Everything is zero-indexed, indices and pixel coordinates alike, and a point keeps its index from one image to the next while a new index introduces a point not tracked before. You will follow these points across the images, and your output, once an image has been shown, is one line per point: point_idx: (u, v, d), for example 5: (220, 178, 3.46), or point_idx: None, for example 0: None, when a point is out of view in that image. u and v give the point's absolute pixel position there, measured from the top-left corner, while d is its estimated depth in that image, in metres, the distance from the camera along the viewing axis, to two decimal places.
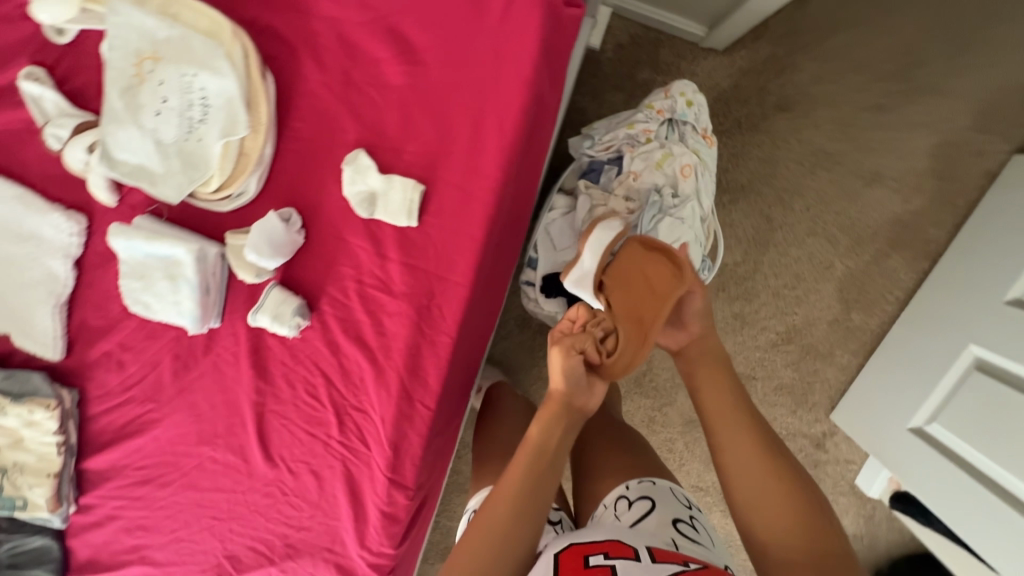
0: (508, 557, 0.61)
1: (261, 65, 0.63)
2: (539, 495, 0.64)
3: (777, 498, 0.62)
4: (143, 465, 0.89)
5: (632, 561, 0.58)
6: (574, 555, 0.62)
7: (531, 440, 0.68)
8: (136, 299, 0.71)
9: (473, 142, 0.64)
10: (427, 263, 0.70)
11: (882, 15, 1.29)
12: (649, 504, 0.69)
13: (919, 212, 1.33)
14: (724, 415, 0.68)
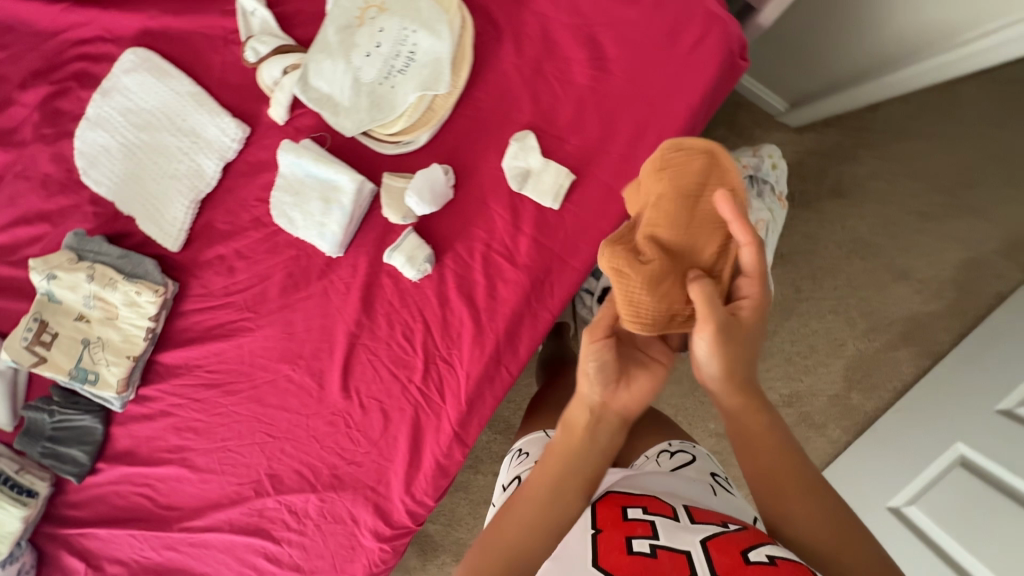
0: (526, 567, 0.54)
1: (472, 37, 0.72)
2: (560, 512, 0.55)
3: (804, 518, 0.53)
4: (215, 370, 0.92)
5: (670, 518, 0.56)
6: (612, 504, 0.60)
7: (559, 446, 0.57)
8: (283, 212, 0.77)
9: (631, 149, 0.73)
10: (554, 244, 0.78)
11: (940, 136, 1.44)
12: (689, 457, 0.75)
13: (934, 314, 1.44)
14: (749, 440, 0.56)
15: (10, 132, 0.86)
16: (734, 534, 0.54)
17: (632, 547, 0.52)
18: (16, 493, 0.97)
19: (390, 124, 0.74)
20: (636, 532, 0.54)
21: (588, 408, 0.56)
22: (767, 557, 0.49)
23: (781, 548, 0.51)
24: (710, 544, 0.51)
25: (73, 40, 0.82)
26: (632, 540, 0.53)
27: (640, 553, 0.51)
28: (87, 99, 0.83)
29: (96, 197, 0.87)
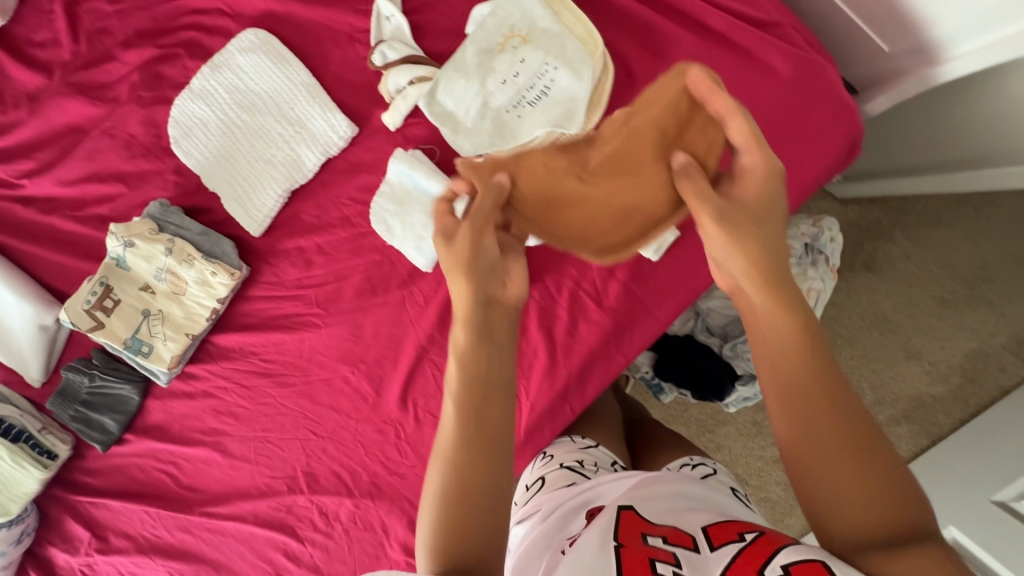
0: (452, 513, 0.46)
1: (610, 84, 0.70)
2: (484, 479, 0.47)
3: (861, 500, 0.43)
4: (270, 360, 0.90)
5: (693, 552, 0.47)
6: (629, 527, 0.52)
7: (460, 397, 0.49)
8: (383, 218, 0.77)
9: None
10: (643, 293, 0.79)
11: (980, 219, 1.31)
12: (710, 471, 0.73)
13: (938, 398, 1.30)
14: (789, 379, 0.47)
15: (104, 87, 0.84)
16: (750, 548, 0.46)
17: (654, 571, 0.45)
18: (37, 453, 0.93)
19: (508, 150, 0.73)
20: (659, 556, 0.47)
21: (473, 315, 0.50)
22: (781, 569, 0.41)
23: (804, 550, 0.43)
24: None
25: (189, 9, 0.81)
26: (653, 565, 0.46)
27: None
28: (193, 69, 0.81)
29: (181, 167, 0.84)
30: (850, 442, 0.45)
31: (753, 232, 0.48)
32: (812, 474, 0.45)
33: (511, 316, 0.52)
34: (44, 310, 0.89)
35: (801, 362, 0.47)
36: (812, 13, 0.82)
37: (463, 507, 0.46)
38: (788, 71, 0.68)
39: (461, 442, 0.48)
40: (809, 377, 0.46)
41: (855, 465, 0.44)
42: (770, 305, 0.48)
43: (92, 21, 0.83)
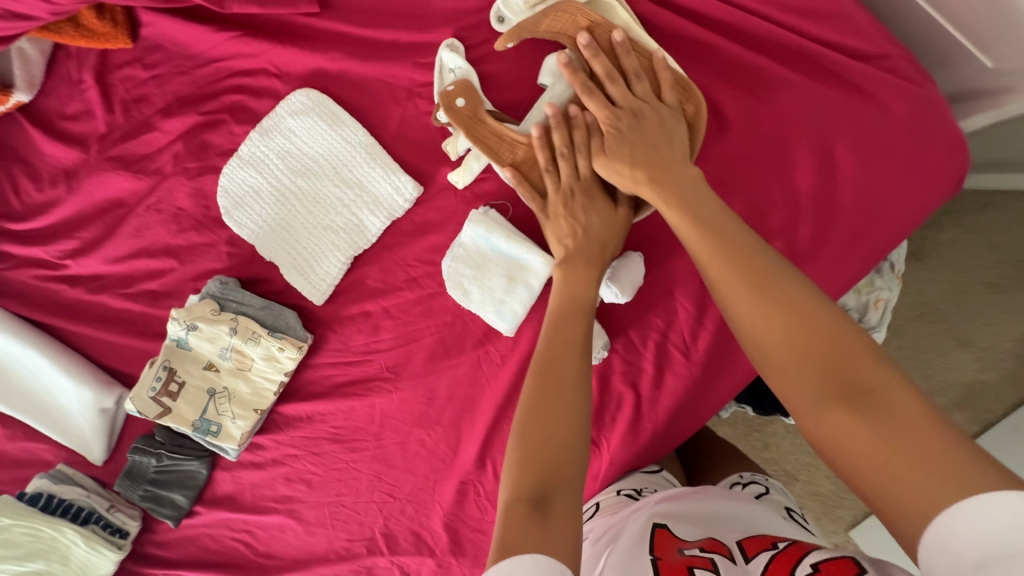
0: (557, 453, 0.53)
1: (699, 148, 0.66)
2: (567, 413, 0.54)
3: (816, 373, 0.46)
4: (340, 425, 0.87)
5: (727, 558, 0.57)
6: (669, 543, 0.62)
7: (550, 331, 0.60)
8: (459, 283, 0.73)
9: (839, 259, 0.69)
10: (733, 341, 0.76)
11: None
12: (762, 488, 0.77)
13: (990, 384, 1.14)
14: (742, 294, 0.50)
15: (145, 159, 0.80)
16: (782, 554, 0.55)
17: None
18: (110, 533, 0.91)
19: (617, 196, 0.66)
20: (697, 563, 0.56)
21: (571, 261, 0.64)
22: (812, 564, 0.51)
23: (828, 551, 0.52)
24: None
25: (231, 70, 0.76)
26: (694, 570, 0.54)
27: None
28: (242, 135, 0.76)
29: (234, 237, 0.80)
30: (790, 314, 0.48)
31: (648, 144, 0.60)
32: (776, 364, 0.49)
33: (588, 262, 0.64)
34: (103, 393, 0.85)
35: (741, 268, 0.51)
36: (898, 23, 0.76)
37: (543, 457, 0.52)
38: (899, 109, 0.65)
39: (545, 392, 0.56)
40: (748, 282, 0.50)
41: (817, 350, 0.46)
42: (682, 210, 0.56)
43: (127, 89, 0.80)
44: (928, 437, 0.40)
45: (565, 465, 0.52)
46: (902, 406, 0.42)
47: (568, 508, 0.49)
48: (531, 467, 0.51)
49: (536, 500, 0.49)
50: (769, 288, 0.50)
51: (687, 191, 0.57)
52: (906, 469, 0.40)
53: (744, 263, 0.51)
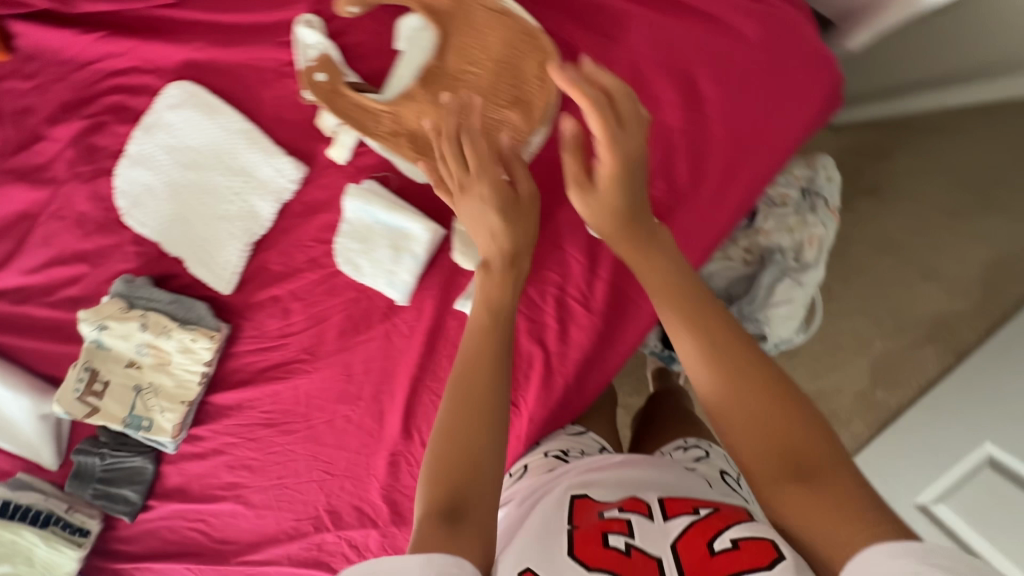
0: (474, 460, 0.53)
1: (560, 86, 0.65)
2: (485, 427, 0.54)
3: (766, 436, 0.51)
4: (269, 410, 0.90)
5: (645, 517, 0.56)
6: (588, 509, 0.61)
7: (471, 343, 0.59)
8: (349, 259, 0.73)
9: (718, 193, 0.69)
10: (630, 287, 0.76)
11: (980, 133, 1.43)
12: (703, 452, 0.81)
13: (964, 312, 1.42)
14: (710, 355, 0.54)
15: (41, 169, 0.82)
16: (702, 521, 0.54)
17: (607, 542, 0.53)
18: (70, 533, 0.95)
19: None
20: (612, 528, 0.55)
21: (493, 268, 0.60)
22: (731, 540, 0.50)
23: (749, 528, 0.52)
24: (679, 547, 0.52)
25: (106, 71, 0.77)
26: (606, 536, 0.54)
27: (614, 549, 0.52)
28: (126, 135, 0.77)
29: (138, 237, 0.82)
30: (747, 384, 0.52)
31: (636, 185, 0.56)
32: (744, 438, 0.52)
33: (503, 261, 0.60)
34: (40, 400, 0.88)
35: (724, 350, 0.53)
36: None
37: (461, 471, 0.52)
38: (753, 32, 0.64)
39: (460, 399, 0.56)
40: (736, 372, 0.53)
41: (781, 426, 0.50)
42: (651, 271, 0.58)
43: (12, 101, 0.81)
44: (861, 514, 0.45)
45: (478, 473, 0.52)
46: (842, 480, 0.47)
47: (481, 516, 0.51)
48: (444, 477, 0.52)
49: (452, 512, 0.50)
50: (749, 375, 0.53)
51: (668, 254, 0.58)
52: (838, 524, 0.45)
53: (701, 327, 0.55)
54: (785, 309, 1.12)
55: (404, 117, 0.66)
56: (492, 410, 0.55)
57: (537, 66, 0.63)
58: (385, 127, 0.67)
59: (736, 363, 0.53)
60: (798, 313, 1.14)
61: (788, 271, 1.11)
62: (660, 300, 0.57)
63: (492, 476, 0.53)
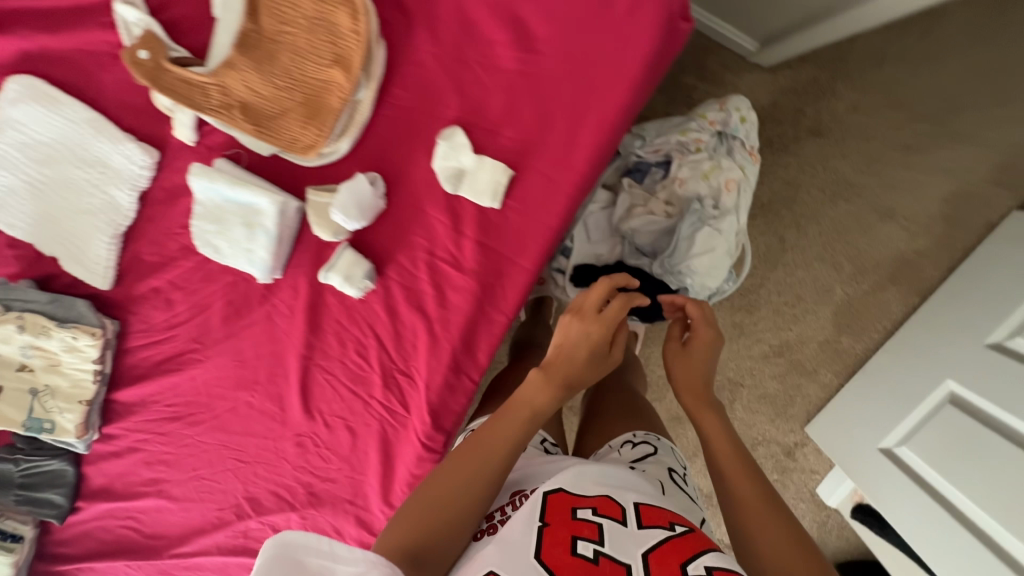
0: (450, 505, 0.58)
1: (377, 34, 0.64)
2: (470, 477, 0.60)
3: (785, 553, 0.59)
4: (173, 403, 0.89)
5: (618, 523, 0.56)
6: (563, 503, 0.58)
7: (500, 415, 0.67)
8: (207, 241, 0.72)
9: (570, 135, 0.66)
10: (500, 245, 0.72)
11: (925, 62, 1.40)
12: (651, 448, 0.84)
13: (921, 252, 1.46)
14: (737, 469, 0.68)
15: None
16: (676, 539, 0.54)
17: (576, 550, 0.52)
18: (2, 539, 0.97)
19: (320, 122, 0.65)
20: (583, 533, 0.54)
21: (553, 377, 0.68)
22: (706, 568, 0.50)
23: (723, 559, 0.52)
24: (650, 558, 0.52)
25: None
26: (575, 542, 0.53)
27: (582, 557, 0.52)
28: None
29: (13, 240, 0.81)
30: (769, 508, 0.64)
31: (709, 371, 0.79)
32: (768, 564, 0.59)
33: (571, 359, 0.70)
34: None
35: (755, 484, 0.66)
36: None
37: (435, 516, 0.57)
38: None
39: (463, 462, 0.62)
40: (764, 506, 0.64)
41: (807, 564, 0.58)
42: (711, 420, 0.75)
43: None
44: None
45: (455, 515, 0.57)
46: None
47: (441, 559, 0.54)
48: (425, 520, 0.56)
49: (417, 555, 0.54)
50: (771, 509, 0.64)
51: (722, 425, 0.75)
52: None
53: (741, 454, 0.70)
54: (708, 259, 1.07)
55: (229, 87, 0.64)
56: (490, 480, 0.61)
57: (348, 18, 0.62)
58: (215, 101, 0.65)
59: (763, 492, 0.66)
60: (723, 262, 1.09)
61: (706, 217, 1.07)
62: (710, 434, 0.73)
63: (464, 528, 0.57)
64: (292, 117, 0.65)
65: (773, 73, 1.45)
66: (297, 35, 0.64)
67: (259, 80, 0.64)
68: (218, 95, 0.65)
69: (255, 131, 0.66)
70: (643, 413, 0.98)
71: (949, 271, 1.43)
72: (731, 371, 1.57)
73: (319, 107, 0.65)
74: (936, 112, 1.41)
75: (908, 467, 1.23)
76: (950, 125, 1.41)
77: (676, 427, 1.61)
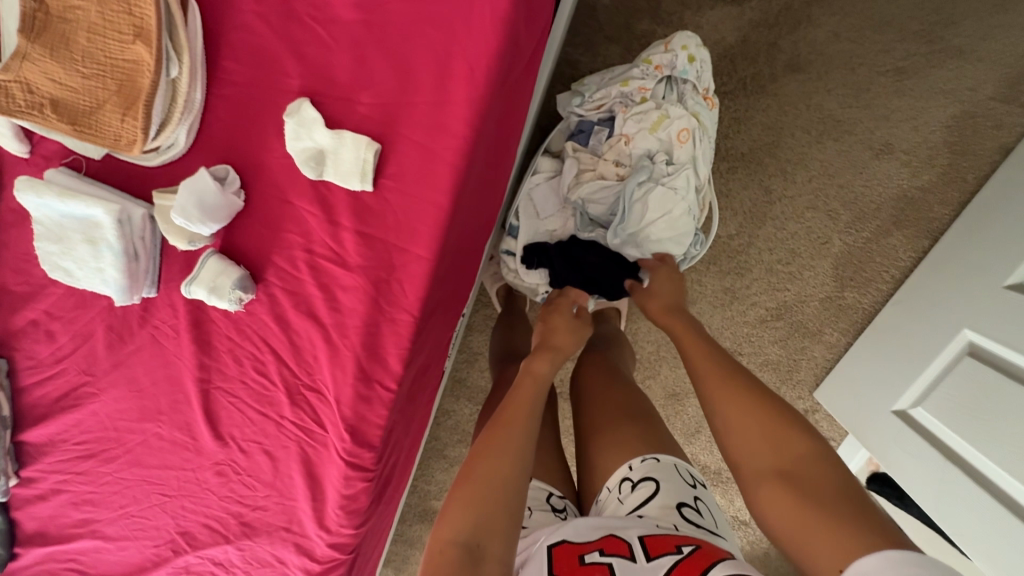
0: (493, 503, 0.58)
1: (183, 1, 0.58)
2: (499, 488, 0.60)
3: (749, 416, 0.64)
4: (83, 441, 0.82)
5: (626, 560, 0.56)
6: (568, 552, 0.59)
7: (513, 401, 0.72)
8: (55, 264, 0.63)
9: (438, 94, 0.58)
10: (384, 231, 0.63)
11: None
12: (652, 487, 0.68)
13: (927, 188, 1.29)
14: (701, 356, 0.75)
15: None
16: (686, 561, 0.55)
17: None
18: None
19: (139, 106, 0.57)
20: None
21: (550, 353, 0.81)
22: None
23: (734, 566, 0.53)
24: None
25: None
26: None
27: None
28: None
29: None
30: (731, 381, 0.69)
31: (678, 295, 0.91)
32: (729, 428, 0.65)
33: (564, 335, 0.85)
34: None
35: (715, 363, 0.73)
36: None
37: (478, 519, 0.57)
38: None
39: (482, 469, 0.61)
40: (722, 376, 0.70)
41: (766, 420, 0.63)
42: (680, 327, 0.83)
43: None
44: (831, 493, 0.55)
45: (494, 517, 0.57)
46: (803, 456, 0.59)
47: (498, 558, 0.55)
48: (468, 513, 0.57)
49: (470, 546, 0.55)
50: (730, 380, 0.69)
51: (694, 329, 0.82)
52: (810, 495, 0.55)
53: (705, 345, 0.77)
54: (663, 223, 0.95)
55: (31, 82, 0.57)
56: (517, 470, 0.62)
57: None
58: (16, 98, 0.57)
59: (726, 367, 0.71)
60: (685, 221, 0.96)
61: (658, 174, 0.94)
62: (681, 335, 0.82)
63: (511, 527, 0.58)
64: (108, 105, 0.58)
65: (738, 5, 1.27)
66: (91, 11, 0.57)
67: (63, 69, 0.57)
68: (19, 91, 0.57)
69: (68, 126, 0.57)
70: (643, 426, 0.79)
71: (963, 207, 1.26)
72: (727, 340, 1.43)
73: (135, 89, 0.58)
74: (926, 27, 1.24)
75: (921, 427, 1.09)
76: (946, 39, 1.24)
77: (673, 407, 1.45)
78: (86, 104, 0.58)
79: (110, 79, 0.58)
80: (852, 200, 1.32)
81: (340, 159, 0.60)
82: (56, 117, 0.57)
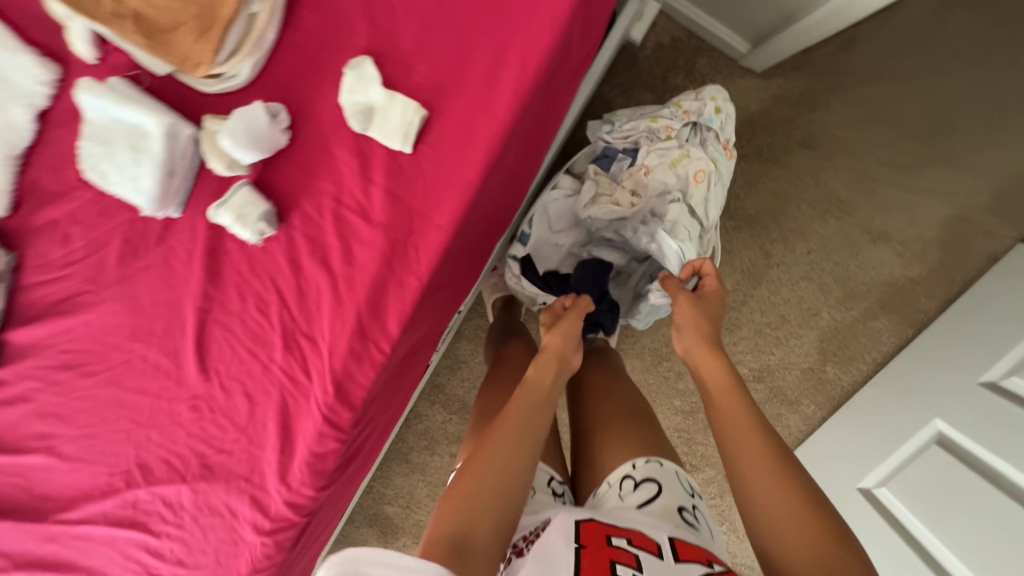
0: (492, 500, 0.57)
1: None
2: (496, 478, 0.58)
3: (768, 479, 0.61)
4: (67, 350, 0.82)
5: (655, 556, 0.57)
6: (597, 530, 0.60)
7: (516, 398, 0.69)
8: (93, 166, 0.66)
9: (490, 75, 0.63)
10: (411, 195, 0.66)
11: (920, 77, 1.33)
12: (655, 488, 0.68)
13: (915, 279, 1.35)
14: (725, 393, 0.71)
15: None
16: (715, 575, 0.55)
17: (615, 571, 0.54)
18: None
19: (214, 34, 0.62)
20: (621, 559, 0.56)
21: (551, 365, 0.76)
22: None
23: None
24: None
25: None
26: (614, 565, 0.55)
27: None
28: None
29: None
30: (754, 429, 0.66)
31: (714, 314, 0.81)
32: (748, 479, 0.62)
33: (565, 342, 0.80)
34: None
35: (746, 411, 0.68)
36: None
37: (468, 519, 0.55)
38: None
39: (484, 460, 0.60)
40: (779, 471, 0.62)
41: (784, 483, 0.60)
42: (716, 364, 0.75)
43: None
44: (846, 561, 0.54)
45: (489, 513, 0.56)
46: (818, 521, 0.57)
47: (483, 555, 0.53)
48: (466, 503, 0.56)
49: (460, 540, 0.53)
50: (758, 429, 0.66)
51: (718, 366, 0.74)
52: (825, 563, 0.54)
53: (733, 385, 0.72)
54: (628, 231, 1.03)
55: None
56: (517, 463, 0.61)
57: None
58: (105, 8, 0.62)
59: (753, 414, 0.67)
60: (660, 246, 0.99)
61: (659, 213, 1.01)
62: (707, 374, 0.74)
63: (502, 520, 0.56)
64: (184, 28, 0.62)
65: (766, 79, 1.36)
66: None
67: None
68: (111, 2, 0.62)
69: (144, 40, 0.61)
70: (644, 430, 0.79)
71: (947, 304, 1.32)
72: None
73: (212, 18, 0.62)
74: (931, 132, 1.33)
75: (884, 507, 1.08)
76: (948, 146, 1.33)
77: None
78: (166, 24, 0.62)
79: (194, 7, 0.62)
80: (844, 279, 1.38)
81: (386, 119, 0.64)
82: (134, 29, 0.61)
